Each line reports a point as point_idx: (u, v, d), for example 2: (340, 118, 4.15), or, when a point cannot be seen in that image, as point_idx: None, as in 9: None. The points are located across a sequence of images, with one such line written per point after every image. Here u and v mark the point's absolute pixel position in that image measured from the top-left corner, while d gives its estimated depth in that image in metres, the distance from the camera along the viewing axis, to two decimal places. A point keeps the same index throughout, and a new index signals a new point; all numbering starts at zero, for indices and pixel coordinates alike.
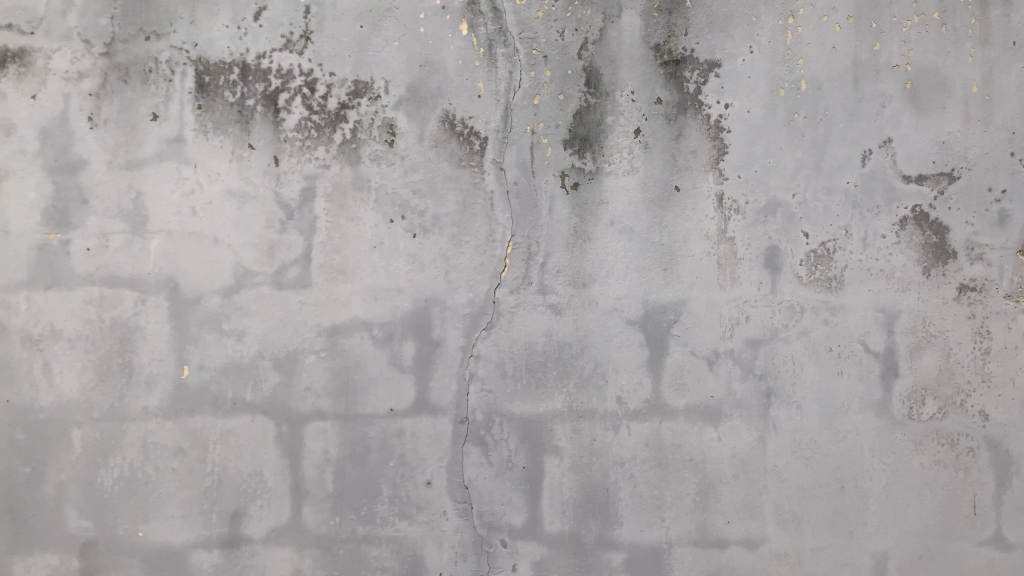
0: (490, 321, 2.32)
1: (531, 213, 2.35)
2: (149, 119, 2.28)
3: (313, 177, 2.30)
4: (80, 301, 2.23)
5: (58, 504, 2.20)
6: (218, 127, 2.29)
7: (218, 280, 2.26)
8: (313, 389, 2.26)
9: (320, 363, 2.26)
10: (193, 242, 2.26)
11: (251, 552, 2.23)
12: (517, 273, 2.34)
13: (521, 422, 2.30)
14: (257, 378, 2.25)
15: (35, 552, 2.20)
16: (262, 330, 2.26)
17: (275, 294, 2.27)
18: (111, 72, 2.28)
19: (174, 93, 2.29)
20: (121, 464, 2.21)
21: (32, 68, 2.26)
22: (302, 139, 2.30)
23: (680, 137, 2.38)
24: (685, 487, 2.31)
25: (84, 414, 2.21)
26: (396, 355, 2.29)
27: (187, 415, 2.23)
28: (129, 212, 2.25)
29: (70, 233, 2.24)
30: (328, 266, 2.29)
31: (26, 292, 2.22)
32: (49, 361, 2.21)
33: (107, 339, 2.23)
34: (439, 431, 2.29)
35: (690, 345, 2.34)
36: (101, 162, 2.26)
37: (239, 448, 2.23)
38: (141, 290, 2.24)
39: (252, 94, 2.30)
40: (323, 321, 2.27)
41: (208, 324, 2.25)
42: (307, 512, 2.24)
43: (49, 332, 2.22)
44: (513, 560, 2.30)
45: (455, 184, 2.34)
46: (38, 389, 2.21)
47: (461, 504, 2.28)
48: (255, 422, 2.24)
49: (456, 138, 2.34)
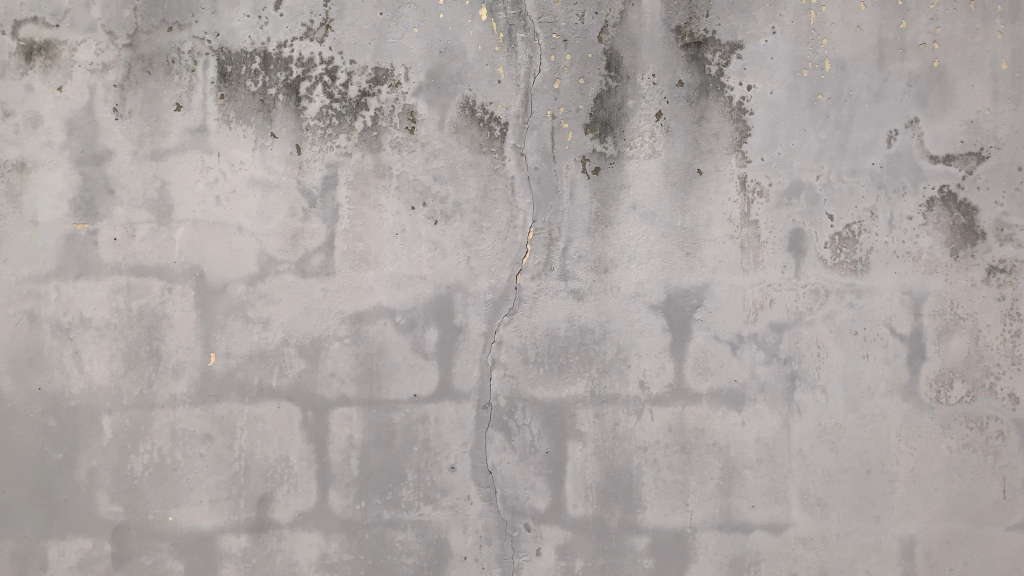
0: (512, 306, 2.32)
1: (552, 198, 2.34)
2: (173, 109, 2.30)
3: (336, 165, 2.31)
4: (108, 291, 2.26)
5: (91, 489, 2.24)
6: (241, 116, 2.31)
7: (243, 268, 2.28)
8: (337, 375, 2.28)
9: (345, 350, 2.28)
10: (218, 230, 2.28)
11: (278, 536, 2.26)
12: (538, 259, 2.34)
13: (543, 407, 2.31)
14: (281, 364, 2.27)
15: (68, 537, 2.24)
16: (287, 317, 2.28)
17: (299, 281, 2.29)
18: (135, 63, 2.30)
19: (197, 83, 2.30)
20: (151, 451, 2.25)
21: (57, 61, 2.29)
22: (324, 127, 2.32)
23: (703, 119, 2.36)
24: (709, 471, 2.31)
25: (114, 402, 2.25)
26: (419, 341, 2.30)
27: (214, 402, 2.26)
28: (155, 202, 2.28)
29: (98, 223, 2.27)
30: (351, 253, 2.30)
31: (56, 282, 2.26)
32: (80, 350, 2.25)
33: (134, 327, 2.26)
34: (462, 417, 2.30)
35: (714, 329, 2.33)
36: (126, 153, 2.28)
37: (265, 434, 2.26)
38: (168, 279, 2.27)
39: (274, 84, 2.31)
40: (346, 308, 2.29)
41: (234, 311, 2.27)
42: (333, 496, 2.27)
43: (79, 321, 2.25)
44: (538, 544, 2.30)
45: (476, 170, 2.33)
46: (69, 377, 2.25)
47: (485, 489, 2.30)
48: (280, 408, 2.27)
49: (476, 124, 2.34)
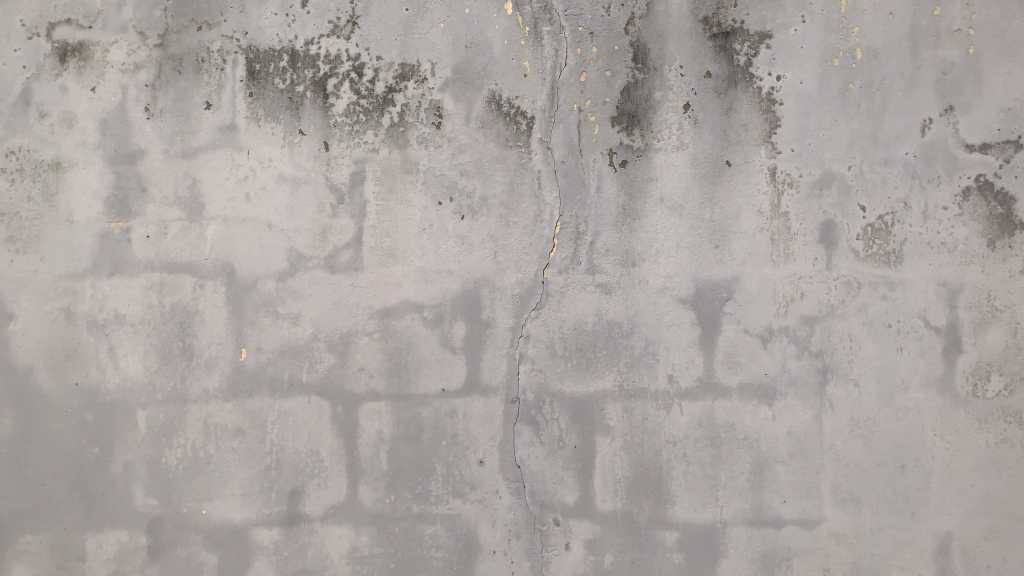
0: (539, 301, 2.32)
1: (579, 192, 2.33)
2: (203, 108, 2.32)
3: (363, 162, 2.32)
4: (141, 288, 2.29)
5: (127, 482, 2.28)
6: (270, 113, 2.32)
7: (273, 264, 2.30)
8: (366, 370, 2.29)
9: (373, 345, 2.30)
10: (248, 227, 2.31)
11: (309, 529, 2.28)
12: (566, 253, 2.33)
13: (572, 401, 2.31)
14: (311, 359, 2.30)
15: (105, 529, 2.27)
16: (316, 313, 2.30)
17: (328, 277, 2.30)
18: (166, 62, 2.33)
19: (226, 81, 2.33)
20: (184, 445, 2.28)
21: (91, 61, 2.32)
22: (351, 124, 2.33)
23: (731, 110, 2.33)
24: (739, 465, 2.29)
25: (149, 396, 2.29)
26: (447, 336, 2.31)
27: (246, 396, 2.29)
28: (187, 199, 2.31)
29: (131, 221, 2.30)
30: (379, 249, 2.31)
31: (92, 279, 2.29)
32: (115, 346, 2.29)
33: (168, 323, 2.30)
34: (490, 411, 2.30)
35: (744, 323, 2.30)
36: (158, 151, 2.32)
37: (296, 428, 2.28)
38: (200, 275, 2.30)
39: (301, 81, 2.33)
40: (374, 304, 2.30)
41: (264, 307, 2.30)
42: (363, 490, 2.28)
43: (113, 318, 2.29)
44: (567, 539, 2.30)
45: (502, 164, 2.33)
46: (105, 372, 2.29)
47: (513, 483, 2.30)
48: (310, 403, 2.29)
49: (502, 119, 2.34)
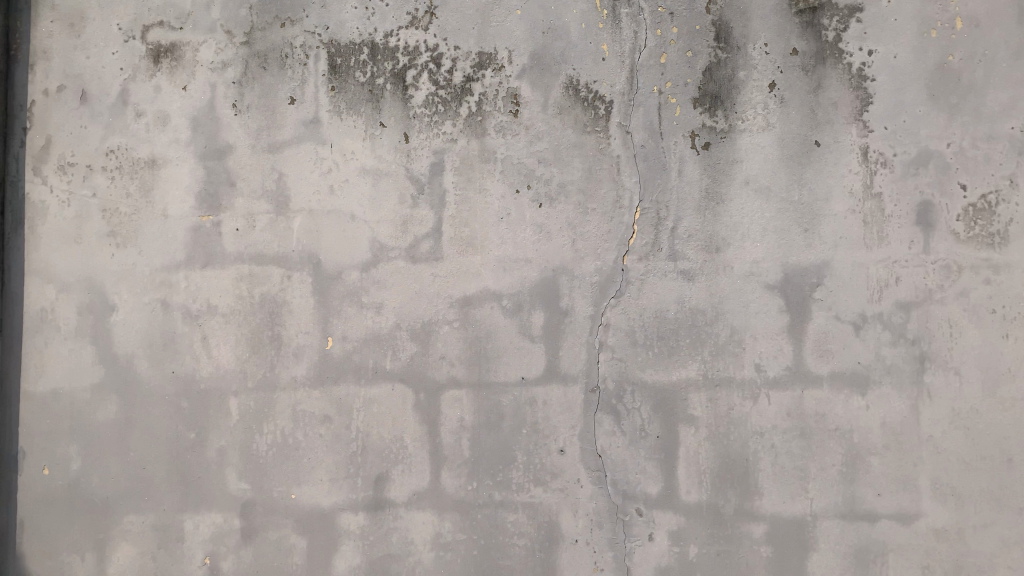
0: (620, 288, 2.29)
1: (659, 177, 2.29)
2: (288, 103, 2.38)
3: (442, 152, 2.34)
4: (232, 279, 2.37)
5: (220, 467, 2.35)
6: (351, 107, 2.36)
7: (356, 255, 2.34)
8: (447, 358, 2.31)
9: (454, 333, 2.32)
10: (332, 219, 2.35)
11: (394, 515, 2.31)
12: (646, 239, 2.29)
13: (654, 390, 2.27)
14: (394, 348, 2.33)
15: (201, 511, 2.34)
16: (398, 302, 2.33)
17: (409, 267, 2.33)
18: (252, 59, 2.40)
19: (309, 76, 2.38)
20: (274, 430, 2.35)
21: (182, 61, 2.41)
22: (430, 115, 2.34)
23: (820, 88, 2.24)
24: (830, 457, 2.21)
25: (240, 384, 2.36)
26: (526, 324, 2.30)
27: (332, 384, 2.34)
28: (273, 193, 2.37)
29: (221, 215, 2.38)
30: (458, 238, 2.32)
31: (186, 271, 2.38)
32: (208, 335, 2.37)
33: (257, 313, 2.37)
34: (571, 400, 2.29)
35: (834, 309, 2.22)
36: (246, 147, 2.39)
37: (379, 415, 2.32)
38: (286, 266, 2.36)
39: (381, 73, 2.36)
40: (454, 293, 2.32)
41: (349, 297, 2.34)
42: (446, 477, 2.31)
43: (206, 308, 2.37)
44: (650, 529, 2.26)
45: (581, 150, 2.31)
46: (199, 360, 2.37)
47: (595, 472, 2.28)
48: (393, 390, 2.32)
49: (581, 104, 2.31)
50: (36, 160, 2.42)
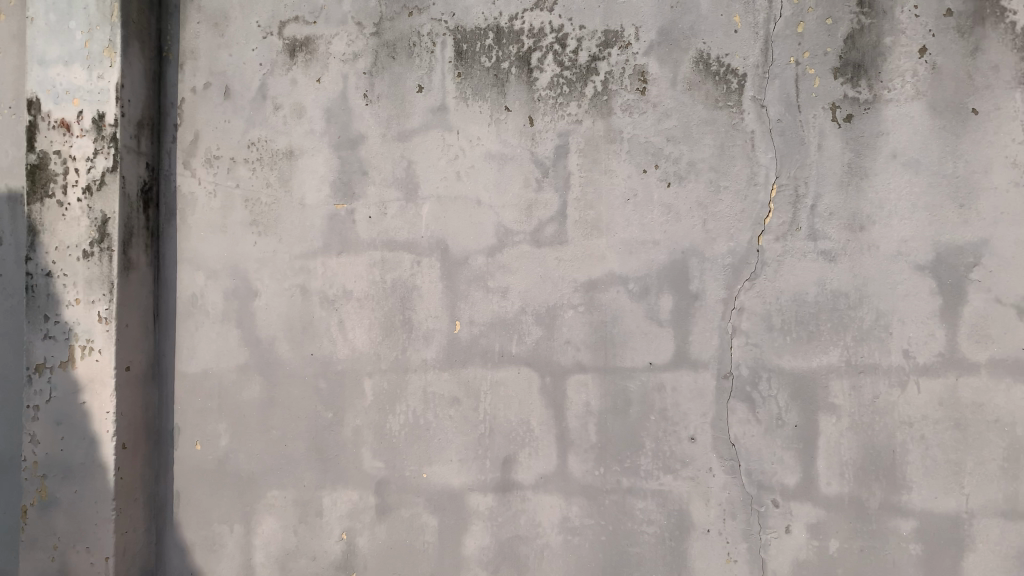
0: (754, 271, 2.19)
1: (797, 152, 2.18)
2: (416, 91, 2.42)
3: (567, 134, 2.31)
4: (366, 264, 2.44)
5: (356, 446, 2.41)
6: (477, 92, 2.37)
7: (482, 240, 2.36)
8: (573, 342, 2.30)
9: (580, 317, 2.29)
10: (459, 205, 2.38)
11: (522, 497, 2.31)
12: (783, 218, 2.18)
13: (790, 376, 2.17)
14: (520, 331, 2.33)
15: (339, 488, 2.42)
16: (524, 286, 2.33)
17: (534, 251, 2.32)
18: (381, 50, 2.45)
19: (436, 63, 2.41)
20: (406, 411, 2.40)
21: (316, 54, 2.49)
22: (555, 97, 2.32)
23: (977, 51, 2.08)
24: (989, 450, 2.05)
25: (374, 365, 2.42)
26: (654, 308, 2.25)
27: (461, 366, 2.37)
28: (403, 180, 2.42)
29: (355, 203, 2.45)
30: (583, 221, 2.29)
31: (322, 257, 2.46)
32: (344, 319, 2.44)
33: (389, 298, 2.42)
34: (702, 385, 2.22)
35: (995, 291, 2.04)
36: (377, 136, 2.44)
37: (506, 398, 2.33)
38: (417, 252, 2.41)
39: (506, 57, 2.35)
40: (580, 277, 2.29)
41: (476, 281, 2.36)
42: (573, 461, 2.28)
43: (342, 293, 2.45)
44: (787, 521, 2.16)
45: (711, 127, 2.23)
46: (335, 343, 2.44)
47: (728, 461, 2.20)
48: (520, 373, 2.33)
49: (711, 79, 2.23)
50: (186, 153, 2.54)
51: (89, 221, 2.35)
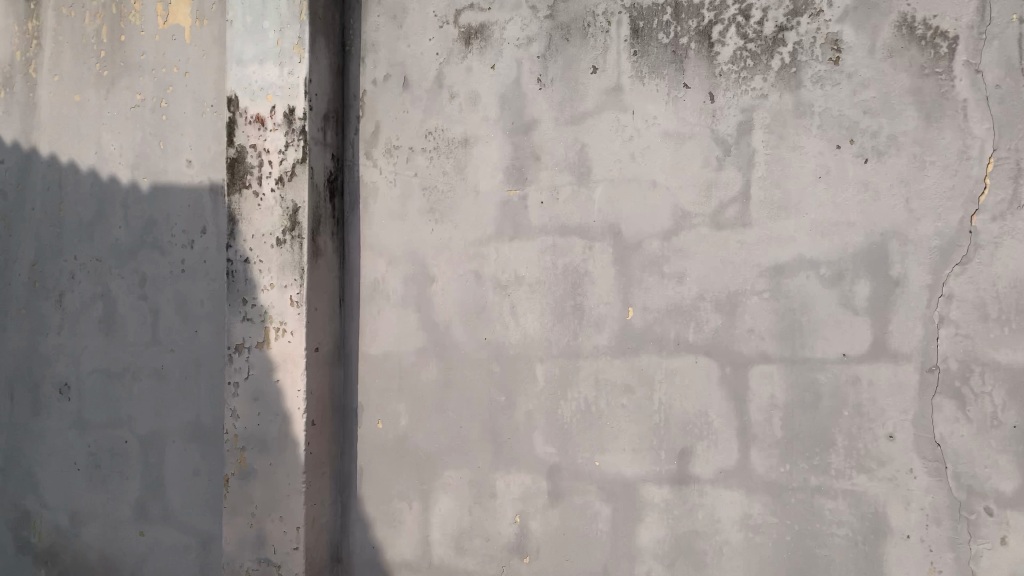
0: (966, 254, 1.99)
1: (1020, 121, 1.95)
2: (590, 72, 2.33)
3: (751, 110, 2.17)
4: (537, 249, 2.37)
5: (528, 432, 2.38)
6: (654, 70, 2.27)
7: (659, 223, 2.25)
8: (756, 331, 2.16)
9: (764, 305, 2.15)
10: (634, 187, 2.27)
11: (700, 491, 2.21)
12: (1002, 195, 1.97)
13: (1009, 371, 1.96)
14: (698, 319, 2.21)
15: (512, 472, 2.40)
16: (703, 271, 2.20)
17: (714, 235, 2.20)
18: (556, 32, 2.37)
19: (612, 43, 2.31)
20: (577, 398, 2.33)
21: (490, 41, 2.44)
22: (738, 71, 2.19)
23: None
24: None
25: (546, 350, 2.36)
26: (848, 295, 2.08)
27: (634, 354, 2.27)
28: (575, 163, 2.33)
29: (527, 188, 2.39)
30: (769, 202, 2.15)
31: (495, 243, 2.43)
32: (516, 303, 2.40)
33: (561, 284, 2.35)
34: (903, 380, 2.04)
35: None
36: (550, 120, 2.37)
37: (683, 388, 2.22)
38: (589, 237, 2.31)
39: (686, 32, 2.24)
40: (764, 261, 2.15)
41: (651, 266, 2.25)
42: (756, 456, 2.16)
43: (514, 279, 2.40)
44: (1002, 531, 1.96)
45: (916, 96, 2.03)
46: (508, 328, 2.41)
47: (932, 463, 2.01)
48: (697, 363, 2.21)
49: (917, 43, 2.03)
50: (368, 145, 2.61)
51: (281, 210, 2.48)
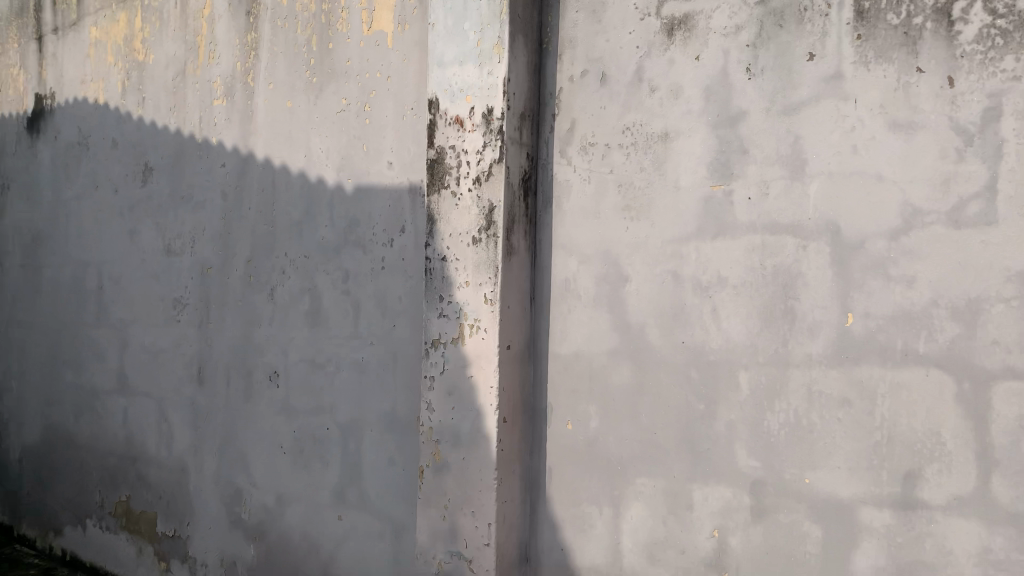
0: None
1: None
2: (806, 59, 2.17)
3: (999, 94, 1.93)
4: (743, 249, 2.24)
5: (730, 442, 2.25)
6: (881, 54, 2.07)
7: (884, 222, 2.06)
8: (1002, 343, 1.92)
9: (1012, 314, 1.91)
10: (856, 182, 2.09)
11: (928, 518, 1.99)
12: None
13: None
14: (930, 328, 2.00)
15: (711, 483, 2.27)
16: (937, 275, 1.99)
17: (952, 234, 1.97)
18: (768, 19, 2.23)
19: (832, 27, 2.14)
20: (786, 409, 2.17)
21: (695, 32, 2.34)
22: (984, 51, 1.96)
23: None
24: None
25: (751, 357, 2.22)
26: None
27: (853, 364, 2.08)
28: (788, 157, 2.18)
29: (733, 184, 2.26)
30: (1021, 197, 1.90)
31: (696, 242, 2.30)
32: (718, 307, 2.27)
33: (769, 286, 2.20)
34: None
35: None
36: (760, 111, 2.23)
37: (910, 404, 2.02)
38: (802, 236, 2.15)
39: (919, 11, 2.03)
40: (1014, 265, 1.91)
41: (874, 269, 2.06)
42: (999, 484, 1.92)
43: (716, 279, 2.27)
44: None
45: None
46: (709, 332, 2.28)
47: None
48: (928, 377, 2.00)
49: None
50: (563, 142, 2.56)
51: (478, 209, 2.48)
